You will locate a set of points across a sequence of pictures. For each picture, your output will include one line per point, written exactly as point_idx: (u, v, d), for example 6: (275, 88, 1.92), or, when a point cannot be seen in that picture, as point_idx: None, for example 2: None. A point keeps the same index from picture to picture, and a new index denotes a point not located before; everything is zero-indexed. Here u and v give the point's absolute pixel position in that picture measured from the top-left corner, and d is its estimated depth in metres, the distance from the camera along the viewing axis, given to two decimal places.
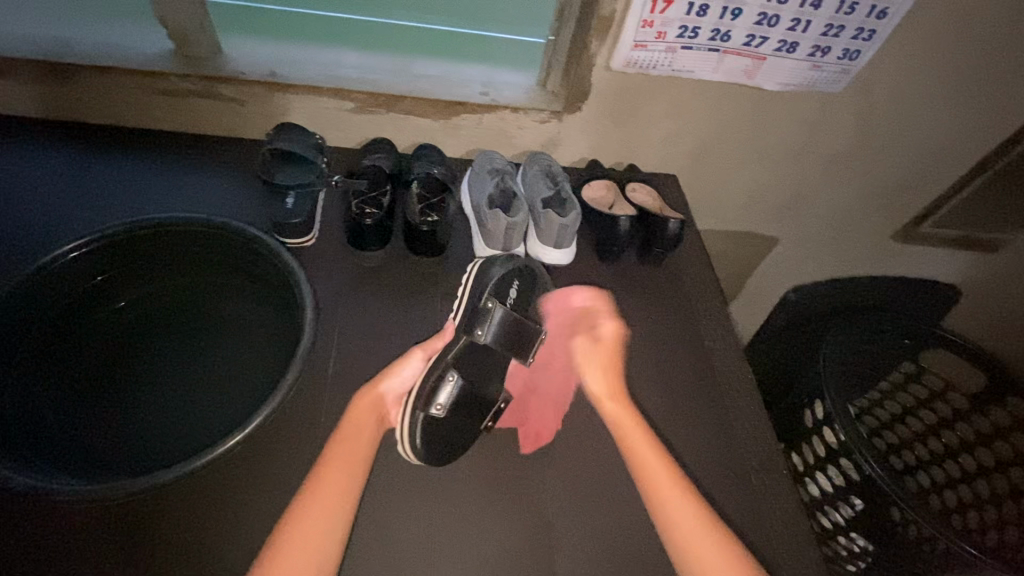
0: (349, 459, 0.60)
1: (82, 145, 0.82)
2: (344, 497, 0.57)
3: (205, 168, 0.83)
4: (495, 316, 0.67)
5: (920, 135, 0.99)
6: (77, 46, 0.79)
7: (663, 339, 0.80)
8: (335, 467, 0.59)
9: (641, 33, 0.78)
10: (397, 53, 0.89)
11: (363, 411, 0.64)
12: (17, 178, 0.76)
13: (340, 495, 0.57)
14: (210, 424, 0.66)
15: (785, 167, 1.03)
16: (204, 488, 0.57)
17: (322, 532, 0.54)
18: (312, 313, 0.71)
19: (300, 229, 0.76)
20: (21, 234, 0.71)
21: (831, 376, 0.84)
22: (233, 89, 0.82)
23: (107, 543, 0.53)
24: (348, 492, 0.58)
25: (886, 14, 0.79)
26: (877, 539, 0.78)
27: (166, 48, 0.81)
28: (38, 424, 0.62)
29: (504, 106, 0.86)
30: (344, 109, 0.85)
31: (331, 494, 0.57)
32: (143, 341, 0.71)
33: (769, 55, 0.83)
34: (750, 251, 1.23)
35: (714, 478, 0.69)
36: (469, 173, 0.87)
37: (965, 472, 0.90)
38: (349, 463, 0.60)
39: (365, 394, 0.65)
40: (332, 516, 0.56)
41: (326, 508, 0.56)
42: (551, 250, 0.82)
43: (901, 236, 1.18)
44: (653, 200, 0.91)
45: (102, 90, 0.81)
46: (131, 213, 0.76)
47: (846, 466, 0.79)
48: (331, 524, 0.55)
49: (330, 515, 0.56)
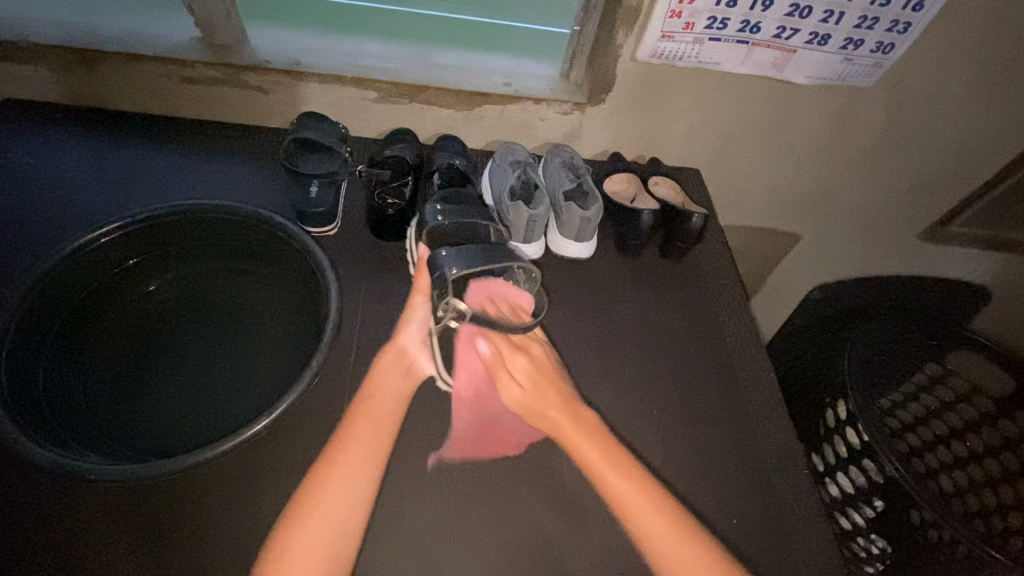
0: (376, 424, 0.62)
1: (110, 131, 0.83)
2: (370, 459, 0.59)
3: (230, 156, 0.84)
4: (449, 258, 0.67)
5: (954, 131, 0.96)
6: (106, 33, 0.80)
7: (683, 336, 0.79)
8: (364, 422, 0.61)
9: (668, 24, 0.77)
10: (420, 43, 0.89)
11: (386, 370, 0.67)
12: (45, 165, 0.77)
13: (358, 467, 0.58)
14: (232, 409, 0.67)
15: (810, 163, 1.01)
16: (227, 472, 0.58)
17: (341, 508, 0.55)
18: (336, 301, 0.71)
19: (324, 218, 0.77)
20: (52, 219, 0.72)
21: (856, 377, 0.83)
22: (257, 77, 0.82)
23: (137, 523, 0.54)
24: (372, 466, 0.59)
25: (923, 6, 0.77)
26: (895, 541, 0.77)
27: (193, 37, 0.82)
28: (66, 405, 0.64)
29: (527, 97, 0.86)
30: (367, 99, 0.85)
31: (362, 451, 0.59)
32: (169, 326, 0.73)
33: (800, 47, 0.81)
34: (772, 248, 1.21)
35: (733, 478, 0.68)
36: (490, 165, 0.85)
37: (989, 477, 0.88)
38: (368, 441, 0.60)
39: (387, 349, 0.68)
40: (355, 481, 0.57)
41: (342, 488, 0.56)
42: (571, 243, 0.82)
43: (926, 235, 1.16)
44: (674, 193, 0.90)
45: (128, 77, 0.81)
46: (157, 199, 0.77)
47: (869, 466, 0.78)
48: (352, 499, 0.56)
49: (357, 469, 0.58)
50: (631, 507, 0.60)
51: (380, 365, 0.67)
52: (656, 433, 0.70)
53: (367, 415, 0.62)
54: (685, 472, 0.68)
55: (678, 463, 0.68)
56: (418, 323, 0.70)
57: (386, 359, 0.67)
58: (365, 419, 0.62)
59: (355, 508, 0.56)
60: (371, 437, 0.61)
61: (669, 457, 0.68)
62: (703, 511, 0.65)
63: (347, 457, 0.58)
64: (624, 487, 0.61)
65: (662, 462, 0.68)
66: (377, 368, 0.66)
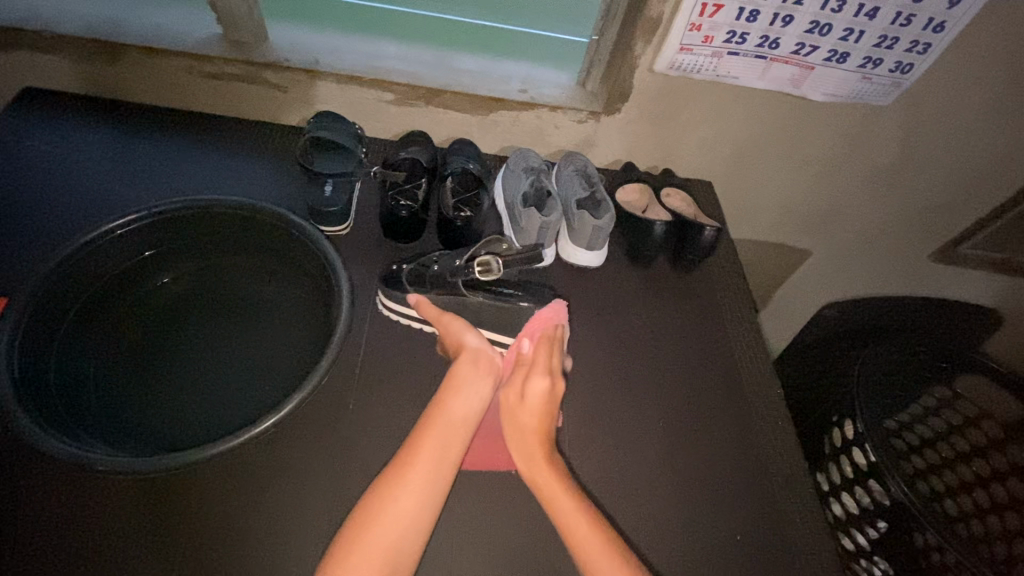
0: (441, 449, 0.58)
1: (128, 123, 0.84)
2: (432, 486, 0.55)
3: (246, 151, 0.84)
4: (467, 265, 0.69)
5: (969, 153, 0.96)
6: (129, 26, 0.80)
7: (691, 349, 0.79)
8: (431, 447, 0.58)
9: (687, 37, 0.77)
10: (437, 46, 0.89)
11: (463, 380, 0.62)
12: (65, 154, 0.78)
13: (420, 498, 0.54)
14: (238, 404, 0.67)
15: (823, 180, 1.01)
16: (231, 469, 0.58)
17: (394, 543, 0.52)
18: (347, 301, 0.71)
19: (338, 217, 0.77)
20: (70, 209, 0.73)
21: (864, 397, 0.82)
22: (276, 75, 0.82)
23: (142, 516, 0.54)
24: (434, 494, 0.55)
25: (944, 27, 0.77)
26: (900, 565, 0.76)
27: (214, 33, 0.83)
28: (77, 394, 0.64)
29: (543, 104, 0.86)
30: (383, 100, 0.86)
31: (423, 478, 0.55)
32: (180, 319, 0.73)
33: (818, 64, 0.81)
34: (781, 263, 1.21)
35: (737, 496, 0.68)
36: (504, 170, 0.86)
37: (995, 503, 0.86)
38: (423, 488, 0.55)
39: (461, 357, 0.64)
40: (417, 513, 0.54)
41: (397, 521, 0.53)
42: (583, 251, 0.82)
43: (937, 256, 1.15)
44: (687, 206, 0.90)
45: (148, 70, 0.82)
46: (173, 192, 0.77)
47: (875, 488, 0.77)
48: (406, 532, 0.53)
49: (416, 499, 0.54)
50: (577, 537, 0.56)
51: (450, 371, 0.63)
52: (661, 447, 0.70)
53: (426, 458, 0.57)
54: (688, 487, 0.67)
55: (682, 477, 0.68)
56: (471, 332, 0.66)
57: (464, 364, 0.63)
58: (420, 461, 0.56)
59: (410, 538, 0.53)
60: (428, 488, 0.55)
61: (673, 471, 0.68)
62: (706, 524, 0.65)
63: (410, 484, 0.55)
64: (586, 532, 0.56)
65: (666, 475, 0.68)
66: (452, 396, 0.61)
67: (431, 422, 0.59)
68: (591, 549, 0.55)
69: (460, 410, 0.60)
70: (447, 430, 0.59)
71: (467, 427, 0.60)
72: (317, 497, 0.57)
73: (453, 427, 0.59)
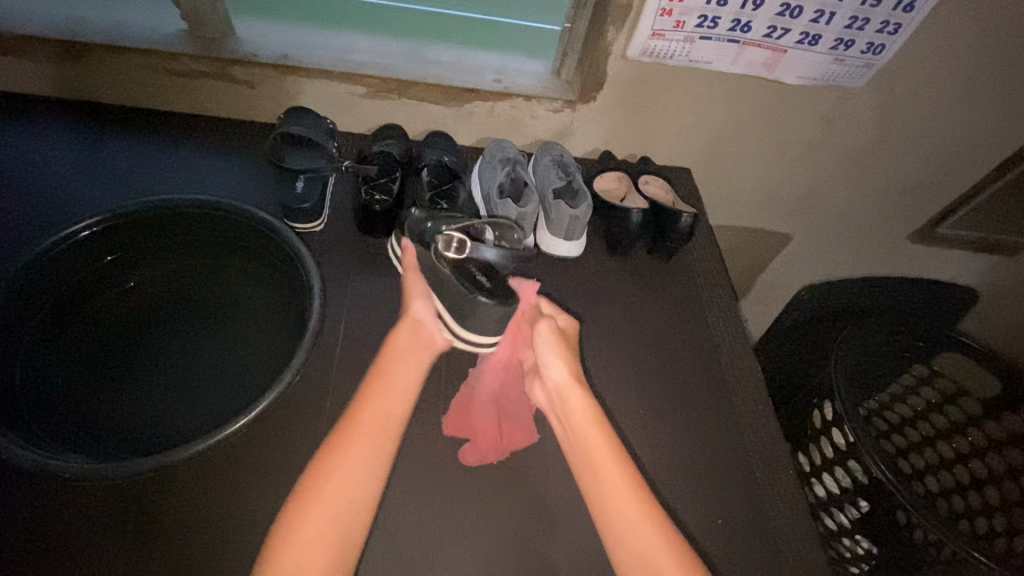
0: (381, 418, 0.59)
1: (93, 124, 0.82)
2: (374, 454, 0.56)
3: (215, 150, 0.83)
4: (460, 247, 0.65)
5: (944, 133, 0.96)
6: (91, 24, 0.79)
7: (672, 335, 0.79)
8: (371, 417, 0.59)
9: (659, 22, 0.76)
10: (409, 38, 0.88)
11: (400, 344, 0.65)
12: (27, 158, 0.76)
13: (362, 468, 0.55)
14: (213, 407, 0.67)
15: (801, 164, 1.01)
16: (204, 472, 0.57)
17: (338, 516, 0.52)
18: (320, 298, 0.70)
19: (309, 214, 0.76)
20: (32, 214, 0.71)
21: (843, 378, 0.83)
22: (244, 72, 0.81)
23: (111, 522, 0.53)
24: (377, 462, 0.56)
25: (913, 6, 0.77)
26: (882, 543, 0.77)
27: (179, 29, 0.81)
28: (45, 401, 0.63)
29: (517, 94, 0.85)
30: (355, 94, 0.85)
31: (364, 446, 0.56)
32: (151, 323, 0.72)
33: (791, 47, 0.81)
34: (762, 249, 1.21)
35: (718, 479, 0.68)
36: (480, 162, 0.85)
37: (976, 478, 0.88)
38: (364, 465, 0.55)
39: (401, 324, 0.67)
40: (361, 482, 0.55)
41: (339, 496, 0.53)
42: (561, 242, 0.81)
43: (916, 237, 1.16)
44: (665, 193, 0.90)
45: (112, 70, 0.80)
46: (140, 194, 0.76)
47: (855, 468, 0.78)
48: (350, 501, 0.53)
49: (358, 469, 0.55)
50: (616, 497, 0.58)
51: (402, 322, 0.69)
52: (642, 434, 0.70)
53: (359, 450, 0.56)
54: (670, 473, 0.67)
55: (664, 463, 0.68)
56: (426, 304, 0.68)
57: (400, 332, 0.66)
58: (353, 458, 0.55)
59: (354, 508, 0.53)
60: (363, 473, 0.55)
61: (654, 458, 0.68)
62: (687, 510, 0.65)
63: (351, 452, 0.56)
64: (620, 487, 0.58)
65: (647, 462, 0.68)
66: (381, 393, 0.61)
67: (362, 418, 0.58)
68: (625, 502, 0.57)
69: (391, 400, 0.61)
70: (379, 428, 0.58)
71: (397, 423, 0.60)
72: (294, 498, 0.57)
73: (386, 416, 0.59)
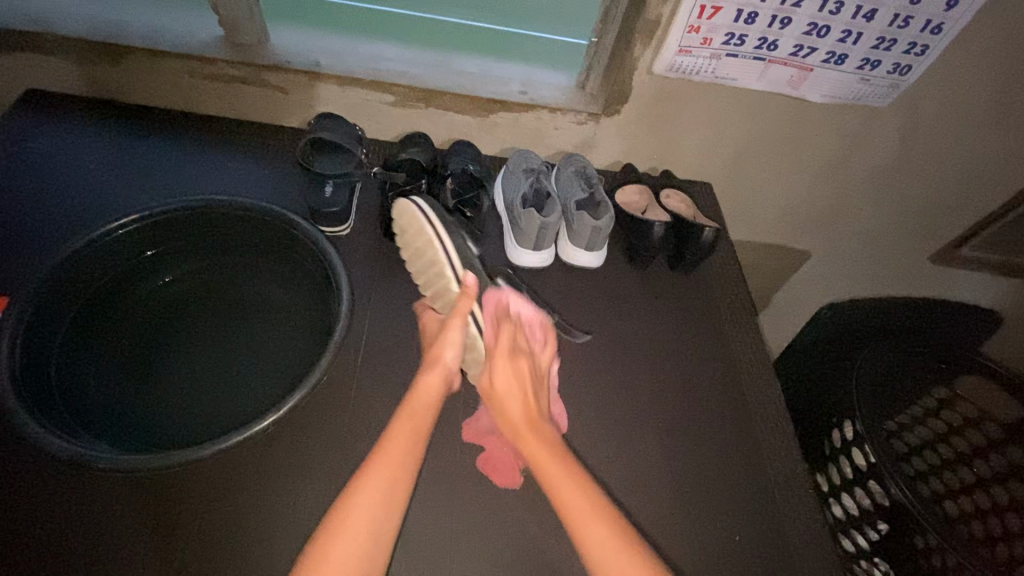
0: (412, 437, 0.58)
1: (130, 123, 0.84)
2: (401, 476, 0.56)
3: (246, 152, 0.85)
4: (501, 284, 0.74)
5: (969, 155, 0.96)
6: (132, 28, 0.81)
7: (690, 349, 0.79)
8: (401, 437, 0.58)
9: (686, 38, 0.77)
10: (437, 47, 0.90)
11: (427, 384, 0.62)
12: (67, 154, 0.79)
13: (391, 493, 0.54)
14: (237, 402, 0.68)
15: (823, 182, 1.02)
16: (225, 467, 0.58)
17: (365, 543, 0.51)
18: (347, 301, 0.71)
19: (336, 218, 0.77)
20: (74, 209, 0.73)
21: (862, 399, 0.83)
22: (278, 77, 0.83)
23: (136, 513, 0.54)
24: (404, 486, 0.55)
25: (941, 29, 0.77)
26: (900, 565, 0.76)
27: (215, 35, 0.83)
28: (78, 391, 0.65)
29: (542, 106, 0.86)
30: (384, 102, 0.86)
31: (394, 468, 0.56)
32: (181, 317, 0.74)
33: (817, 66, 0.81)
34: (781, 265, 1.21)
35: (739, 496, 0.68)
36: (504, 171, 0.86)
37: (995, 504, 0.87)
38: (388, 492, 0.54)
39: (431, 367, 0.62)
40: (384, 510, 0.53)
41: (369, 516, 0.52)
42: (581, 252, 0.82)
43: (936, 258, 1.16)
44: (687, 207, 0.90)
45: (149, 72, 0.82)
46: (174, 193, 0.78)
47: (875, 488, 0.77)
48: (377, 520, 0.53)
49: (383, 493, 0.54)
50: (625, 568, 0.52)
51: (428, 359, 0.64)
52: (660, 446, 0.70)
53: (389, 473, 0.55)
54: (688, 485, 0.67)
55: (681, 475, 0.68)
56: (455, 347, 0.63)
57: (434, 378, 0.62)
58: (379, 466, 0.55)
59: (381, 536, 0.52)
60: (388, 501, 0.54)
61: (672, 471, 0.68)
62: (705, 523, 0.65)
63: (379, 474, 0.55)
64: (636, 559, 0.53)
65: (665, 474, 0.68)
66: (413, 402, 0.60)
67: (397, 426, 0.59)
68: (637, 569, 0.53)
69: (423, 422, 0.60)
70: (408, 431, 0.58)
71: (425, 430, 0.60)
72: (313, 497, 0.57)
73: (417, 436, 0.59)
